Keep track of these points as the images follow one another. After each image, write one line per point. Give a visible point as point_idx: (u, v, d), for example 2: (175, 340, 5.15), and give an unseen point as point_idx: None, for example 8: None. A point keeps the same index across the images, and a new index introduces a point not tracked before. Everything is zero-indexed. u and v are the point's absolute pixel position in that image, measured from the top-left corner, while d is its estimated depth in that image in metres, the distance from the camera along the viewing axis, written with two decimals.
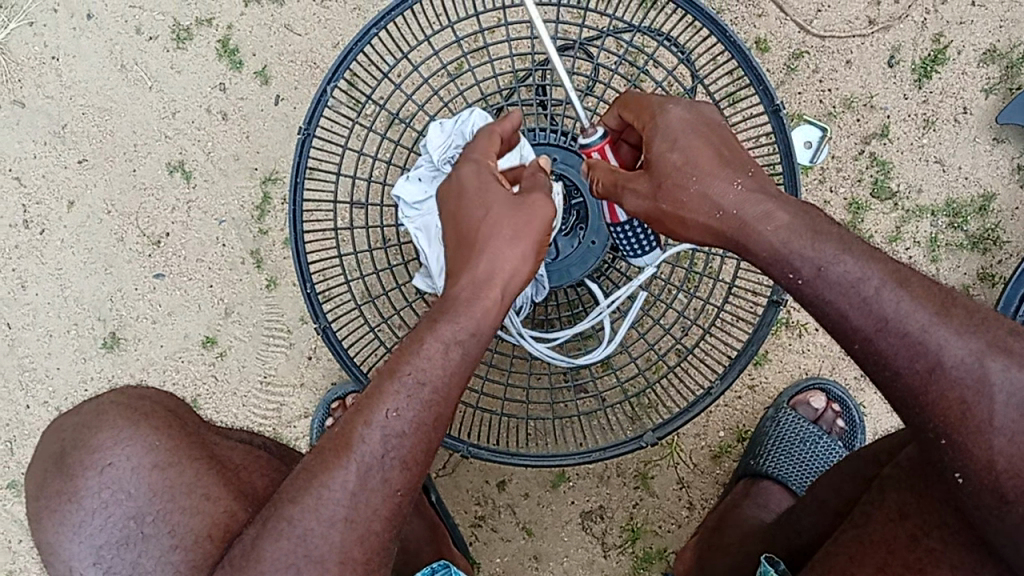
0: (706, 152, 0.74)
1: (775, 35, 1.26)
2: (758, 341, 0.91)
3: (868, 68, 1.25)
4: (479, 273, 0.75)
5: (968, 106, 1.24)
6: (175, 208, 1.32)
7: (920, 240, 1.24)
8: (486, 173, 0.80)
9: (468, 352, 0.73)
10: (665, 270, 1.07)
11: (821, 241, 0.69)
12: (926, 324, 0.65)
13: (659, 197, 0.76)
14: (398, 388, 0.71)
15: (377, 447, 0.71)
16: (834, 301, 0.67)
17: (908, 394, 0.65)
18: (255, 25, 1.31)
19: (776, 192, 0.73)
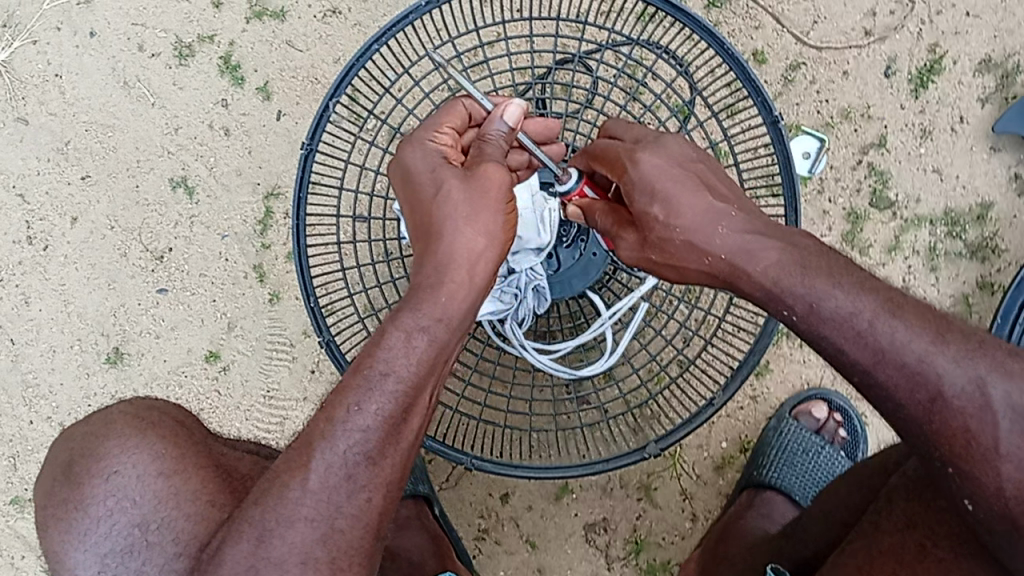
0: (685, 195, 0.75)
1: (772, 47, 1.27)
2: (761, 351, 0.92)
3: (865, 79, 1.26)
4: (443, 257, 0.78)
5: (965, 115, 1.25)
6: (178, 223, 1.33)
7: (919, 249, 1.25)
8: (434, 159, 0.83)
9: (437, 338, 0.75)
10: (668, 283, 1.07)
11: (812, 275, 0.69)
12: (924, 354, 0.64)
13: (648, 249, 0.79)
14: (362, 381, 0.73)
15: (340, 445, 0.72)
16: (831, 338, 0.67)
17: (911, 423, 0.65)
18: (256, 41, 1.33)
19: (763, 227, 0.74)
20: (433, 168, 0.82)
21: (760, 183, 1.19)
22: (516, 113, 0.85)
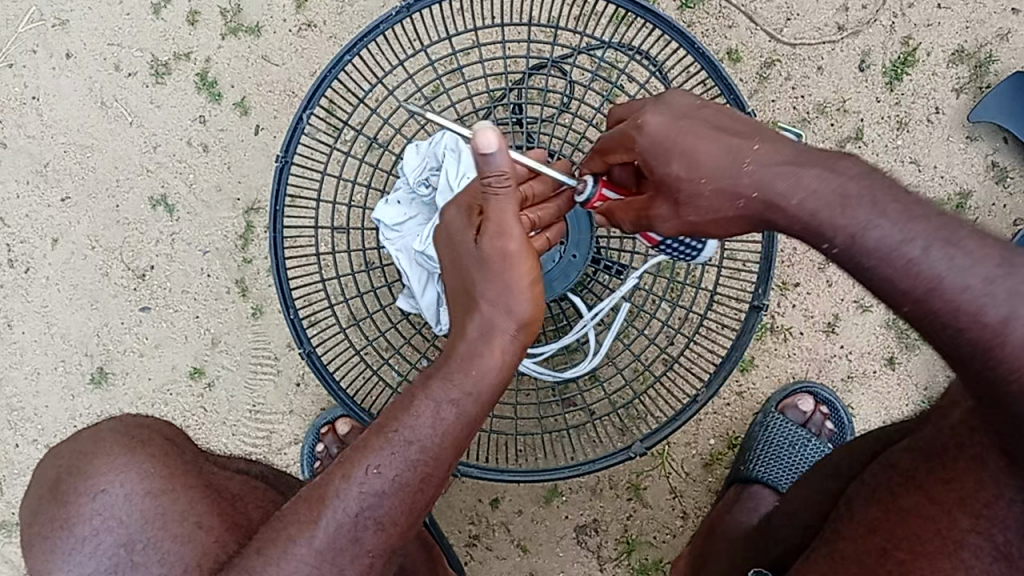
0: (704, 143, 0.68)
1: (746, 45, 1.28)
2: (742, 347, 0.92)
3: (839, 73, 1.27)
4: (474, 330, 0.75)
5: (940, 106, 1.26)
6: (159, 241, 1.32)
7: None
8: (461, 218, 0.78)
9: (464, 413, 0.74)
10: (650, 280, 1.06)
11: (854, 205, 0.62)
12: (989, 277, 0.58)
13: (682, 214, 0.71)
14: (383, 446, 0.73)
15: (353, 504, 0.72)
16: (881, 273, 0.61)
17: (974, 348, 0.59)
18: (232, 57, 1.33)
19: (797, 153, 0.66)
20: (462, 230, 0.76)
21: None
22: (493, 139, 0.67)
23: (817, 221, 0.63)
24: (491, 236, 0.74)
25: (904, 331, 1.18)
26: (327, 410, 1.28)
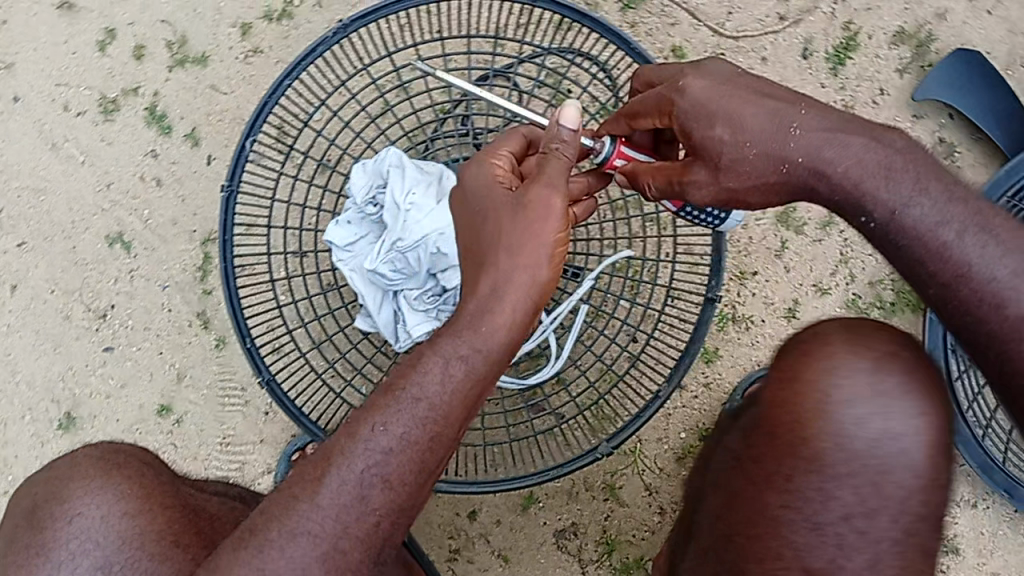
0: (750, 109, 0.78)
1: (690, 42, 1.29)
2: (700, 340, 0.92)
3: (783, 62, 1.28)
4: (488, 283, 0.77)
5: (885, 87, 1.27)
6: (118, 279, 1.31)
7: None
8: (488, 181, 0.83)
9: (473, 369, 0.75)
10: (607, 278, 1.07)
11: (895, 181, 0.75)
12: (1012, 271, 0.72)
13: (721, 177, 0.80)
14: (392, 402, 0.75)
15: (361, 459, 0.74)
16: (912, 250, 0.74)
17: (988, 334, 0.72)
18: (181, 89, 1.32)
19: (839, 124, 0.78)
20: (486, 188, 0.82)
21: None
22: (575, 116, 0.79)
23: (856, 192, 0.76)
24: (529, 189, 0.79)
25: (863, 310, 1.19)
26: (297, 436, 1.27)
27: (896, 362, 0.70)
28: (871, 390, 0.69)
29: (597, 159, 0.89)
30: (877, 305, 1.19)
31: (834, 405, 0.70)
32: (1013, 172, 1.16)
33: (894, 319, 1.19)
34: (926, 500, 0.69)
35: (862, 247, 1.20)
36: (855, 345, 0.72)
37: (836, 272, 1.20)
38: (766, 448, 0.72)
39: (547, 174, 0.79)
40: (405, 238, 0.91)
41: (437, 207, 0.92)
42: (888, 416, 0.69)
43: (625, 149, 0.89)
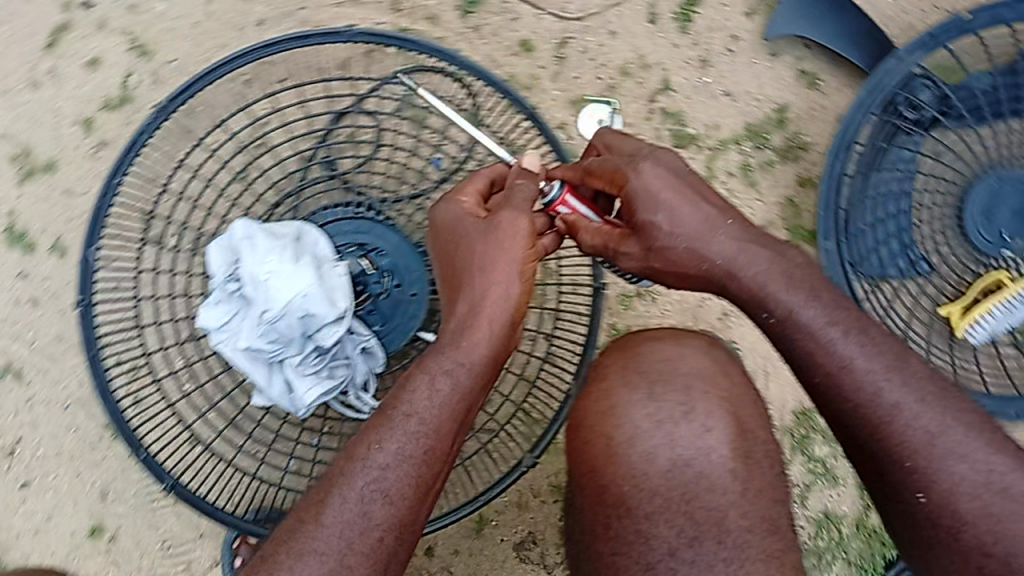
0: (685, 205, 0.80)
1: (537, 33, 1.25)
2: (597, 327, 1.03)
3: (633, 31, 1.24)
4: (462, 307, 0.82)
5: (737, 33, 1.23)
6: (16, 411, 1.24)
7: (733, 170, 1.23)
8: (461, 211, 0.87)
9: (458, 382, 0.79)
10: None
11: (794, 285, 0.77)
12: (885, 369, 0.74)
13: (650, 257, 0.82)
14: (387, 420, 0.78)
15: (364, 476, 0.76)
16: (805, 342, 0.76)
17: (864, 423, 0.74)
18: (36, 200, 1.26)
19: (754, 237, 0.81)
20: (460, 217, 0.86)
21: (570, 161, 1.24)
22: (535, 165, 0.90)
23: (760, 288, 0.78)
24: (500, 216, 0.84)
25: None
26: None
27: (672, 376, 0.81)
28: (653, 419, 0.78)
29: (544, 201, 0.90)
30: None
31: (623, 443, 0.77)
32: (874, 85, 1.13)
33: None
34: (745, 511, 0.73)
35: (746, 195, 1.22)
36: (636, 374, 0.82)
37: None
38: (588, 496, 0.77)
39: (514, 204, 0.84)
40: (271, 308, 0.95)
41: (293, 269, 0.96)
42: (681, 433, 0.76)
43: (573, 198, 0.90)
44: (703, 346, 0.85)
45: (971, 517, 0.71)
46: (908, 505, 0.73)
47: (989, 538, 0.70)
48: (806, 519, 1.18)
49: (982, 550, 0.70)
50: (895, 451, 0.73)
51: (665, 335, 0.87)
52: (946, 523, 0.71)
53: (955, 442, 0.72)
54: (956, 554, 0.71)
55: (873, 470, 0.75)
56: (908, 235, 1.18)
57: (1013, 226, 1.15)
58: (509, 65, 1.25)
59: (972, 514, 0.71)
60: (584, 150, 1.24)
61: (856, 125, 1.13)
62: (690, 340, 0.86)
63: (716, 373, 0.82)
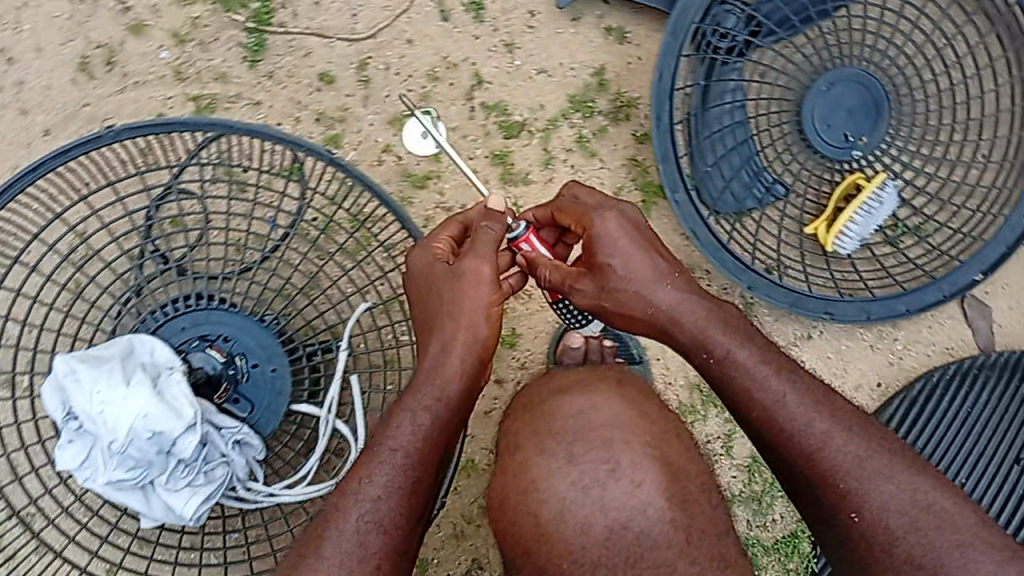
0: (638, 254, 0.83)
1: (332, 62, 1.18)
2: None
3: (428, 34, 1.18)
4: (435, 344, 0.82)
5: (533, 9, 1.18)
6: None
7: (570, 146, 1.18)
8: (431, 252, 0.87)
9: (438, 417, 0.79)
10: (356, 339, 1.06)
11: (730, 331, 0.81)
12: (815, 405, 0.78)
13: (603, 297, 0.84)
14: (372, 458, 0.78)
15: (356, 511, 0.75)
16: (740, 381, 0.80)
17: (799, 454, 0.77)
18: None
19: (696, 290, 0.84)
20: (430, 258, 0.85)
21: (404, 184, 1.18)
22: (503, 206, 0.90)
23: (699, 331, 0.82)
24: (466, 260, 0.84)
25: None
26: None
27: (589, 433, 0.70)
28: (579, 487, 0.66)
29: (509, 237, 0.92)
30: None
31: (552, 520, 0.65)
32: (677, 26, 1.08)
33: (653, 216, 1.18)
34: (694, 562, 0.65)
35: (590, 166, 1.18)
36: (552, 440, 0.71)
37: None
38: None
39: (478, 245, 0.84)
40: (116, 437, 0.87)
41: (126, 391, 0.88)
42: (612, 496, 0.66)
43: (535, 238, 0.92)
44: (612, 392, 0.76)
45: (901, 533, 0.74)
46: (845, 524, 0.76)
47: (921, 551, 0.73)
48: (736, 469, 1.15)
49: (914, 563, 0.72)
50: (831, 473, 0.76)
51: (568, 388, 0.78)
52: (876, 541, 0.74)
53: (880, 465, 0.76)
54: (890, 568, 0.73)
55: (813, 490, 0.77)
56: (756, 163, 1.14)
57: (853, 127, 1.12)
58: (315, 103, 1.18)
59: (904, 531, 0.73)
60: (416, 168, 1.18)
61: (670, 70, 1.09)
62: (599, 391, 0.76)
63: (634, 420, 0.73)
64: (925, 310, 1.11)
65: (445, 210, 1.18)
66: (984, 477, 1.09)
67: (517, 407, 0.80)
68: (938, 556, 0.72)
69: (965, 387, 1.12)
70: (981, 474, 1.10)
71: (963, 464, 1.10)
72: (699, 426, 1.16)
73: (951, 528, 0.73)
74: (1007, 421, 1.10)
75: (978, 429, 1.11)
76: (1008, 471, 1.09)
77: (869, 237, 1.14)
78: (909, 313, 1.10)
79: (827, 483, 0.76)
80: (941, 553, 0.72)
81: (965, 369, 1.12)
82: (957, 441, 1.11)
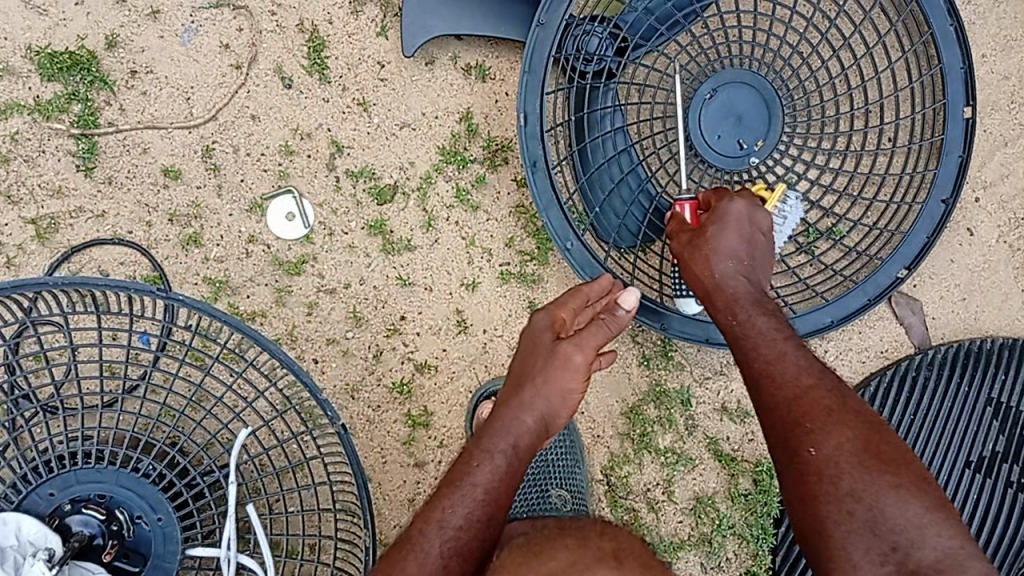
0: (730, 237, 0.85)
1: (174, 155, 1.08)
2: (360, 471, 0.89)
3: (273, 105, 1.08)
4: (515, 399, 0.75)
5: (381, 59, 1.09)
6: None
7: (449, 202, 1.09)
8: (550, 309, 0.81)
9: (519, 466, 0.71)
10: (243, 466, 0.96)
11: (760, 304, 0.80)
12: (806, 366, 0.73)
13: (687, 254, 0.87)
14: (451, 493, 0.68)
15: (435, 538, 0.64)
16: (750, 341, 0.78)
17: (777, 395, 0.72)
18: None
19: (758, 280, 0.84)
20: (548, 319, 0.80)
21: (278, 272, 1.07)
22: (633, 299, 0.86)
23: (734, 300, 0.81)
24: (569, 337, 0.77)
25: (521, 274, 1.10)
26: None
27: None
28: None
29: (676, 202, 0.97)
30: (528, 261, 1.10)
31: None
32: (534, 64, 0.98)
33: (551, 261, 1.10)
34: None
35: (475, 220, 1.09)
36: None
37: (472, 259, 1.09)
38: None
39: (592, 329, 0.78)
40: None
41: None
42: None
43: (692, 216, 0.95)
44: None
45: (849, 468, 0.66)
46: (799, 458, 0.68)
47: (865, 485, 0.65)
48: (681, 513, 1.08)
49: (854, 495, 0.65)
50: (802, 413, 0.70)
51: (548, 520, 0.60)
52: (827, 475, 0.67)
53: (842, 415, 0.69)
54: (832, 500, 0.66)
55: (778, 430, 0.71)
56: (648, 191, 1.05)
57: (746, 133, 1.03)
58: (165, 202, 1.07)
59: (854, 468, 0.66)
60: (288, 254, 1.08)
61: (536, 111, 0.99)
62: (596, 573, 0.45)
63: None
64: (851, 318, 1.02)
65: (328, 292, 1.08)
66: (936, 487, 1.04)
67: (513, 559, 0.48)
68: (877, 495, 0.65)
69: (904, 393, 1.05)
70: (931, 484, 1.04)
71: None
72: (636, 475, 1.08)
73: (894, 470, 0.66)
74: (951, 425, 1.05)
75: (922, 437, 1.05)
76: (959, 477, 1.04)
77: (779, 252, 1.05)
78: (834, 326, 1.02)
79: (794, 421, 0.70)
80: (883, 493, 0.65)
81: (902, 372, 1.06)
82: None
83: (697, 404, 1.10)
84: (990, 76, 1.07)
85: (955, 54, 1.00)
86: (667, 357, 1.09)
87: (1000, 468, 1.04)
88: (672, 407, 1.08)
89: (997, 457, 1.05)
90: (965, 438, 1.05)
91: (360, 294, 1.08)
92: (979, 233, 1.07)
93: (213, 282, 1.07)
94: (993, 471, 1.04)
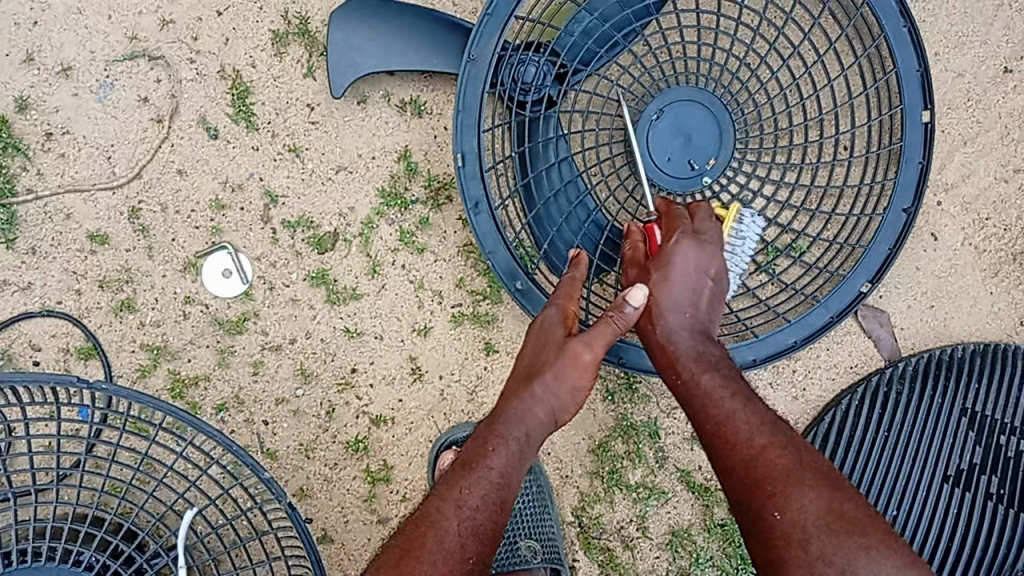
0: (676, 288, 0.81)
1: (99, 219, 1.02)
2: (313, 550, 0.85)
3: (200, 159, 1.02)
4: (525, 392, 0.80)
5: (310, 101, 1.03)
6: None
7: (394, 246, 1.04)
8: (559, 305, 0.84)
9: (529, 454, 0.78)
10: (194, 549, 0.91)
11: (706, 361, 0.79)
12: (759, 431, 0.74)
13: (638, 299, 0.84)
14: (468, 480, 0.74)
15: (455, 515, 0.71)
16: (698, 403, 0.77)
17: (737, 463, 0.72)
18: None
19: (708, 329, 0.82)
20: (559, 317, 0.82)
21: (219, 333, 1.02)
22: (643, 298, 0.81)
23: (683, 355, 0.80)
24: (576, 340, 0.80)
25: (475, 315, 1.05)
26: None
27: None
28: None
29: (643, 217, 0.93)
30: (480, 300, 1.05)
31: None
32: (467, 99, 0.93)
33: (504, 300, 1.05)
34: None
35: (422, 263, 1.04)
36: None
37: (422, 304, 1.04)
38: None
39: (597, 332, 0.80)
40: None
41: None
42: None
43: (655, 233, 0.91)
44: None
45: (815, 531, 0.66)
46: (764, 524, 0.69)
47: (834, 548, 0.65)
48: (658, 549, 1.05)
49: (824, 558, 0.65)
50: (763, 477, 0.70)
51: None
52: (795, 539, 0.67)
53: (803, 476, 0.70)
54: (802, 564, 0.66)
55: (741, 497, 0.71)
56: (599, 221, 1.00)
57: (696, 152, 0.98)
58: (93, 268, 1.02)
59: (821, 530, 0.66)
60: (228, 314, 1.03)
61: (474, 151, 0.94)
62: None
63: None
64: (814, 337, 0.98)
65: (273, 349, 1.03)
66: (915, 504, 1.01)
67: None
68: (849, 559, 0.65)
69: (876, 412, 1.02)
70: (911, 502, 1.01)
71: (893, 494, 1.02)
72: (608, 513, 1.04)
73: (861, 530, 0.66)
74: (927, 440, 1.02)
75: (897, 454, 1.02)
76: (938, 492, 1.01)
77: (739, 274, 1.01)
78: (797, 346, 0.98)
79: (755, 487, 0.70)
80: (854, 554, 0.65)
81: (873, 388, 1.02)
82: (879, 471, 1.02)
83: (666, 435, 1.06)
84: (944, 74, 1.03)
85: (910, 57, 0.96)
86: (632, 389, 1.05)
87: (979, 480, 1.01)
88: (641, 441, 1.05)
89: (975, 470, 1.02)
90: (941, 452, 1.02)
91: (307, 349, 1.03)
92: (942, 237, 1.04)
93: (150, 349, 1.02)
94: (972, 484, 1.01)
